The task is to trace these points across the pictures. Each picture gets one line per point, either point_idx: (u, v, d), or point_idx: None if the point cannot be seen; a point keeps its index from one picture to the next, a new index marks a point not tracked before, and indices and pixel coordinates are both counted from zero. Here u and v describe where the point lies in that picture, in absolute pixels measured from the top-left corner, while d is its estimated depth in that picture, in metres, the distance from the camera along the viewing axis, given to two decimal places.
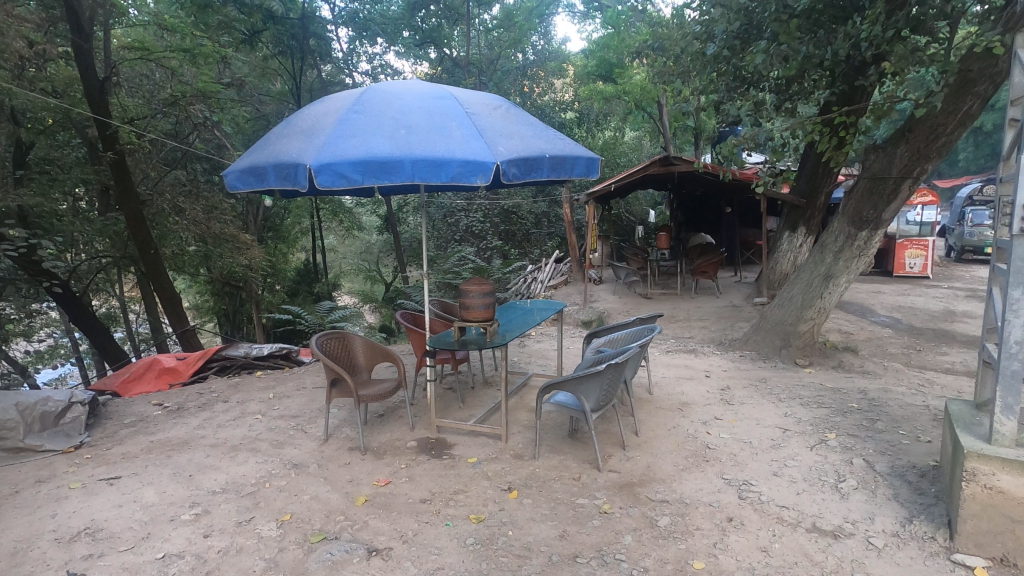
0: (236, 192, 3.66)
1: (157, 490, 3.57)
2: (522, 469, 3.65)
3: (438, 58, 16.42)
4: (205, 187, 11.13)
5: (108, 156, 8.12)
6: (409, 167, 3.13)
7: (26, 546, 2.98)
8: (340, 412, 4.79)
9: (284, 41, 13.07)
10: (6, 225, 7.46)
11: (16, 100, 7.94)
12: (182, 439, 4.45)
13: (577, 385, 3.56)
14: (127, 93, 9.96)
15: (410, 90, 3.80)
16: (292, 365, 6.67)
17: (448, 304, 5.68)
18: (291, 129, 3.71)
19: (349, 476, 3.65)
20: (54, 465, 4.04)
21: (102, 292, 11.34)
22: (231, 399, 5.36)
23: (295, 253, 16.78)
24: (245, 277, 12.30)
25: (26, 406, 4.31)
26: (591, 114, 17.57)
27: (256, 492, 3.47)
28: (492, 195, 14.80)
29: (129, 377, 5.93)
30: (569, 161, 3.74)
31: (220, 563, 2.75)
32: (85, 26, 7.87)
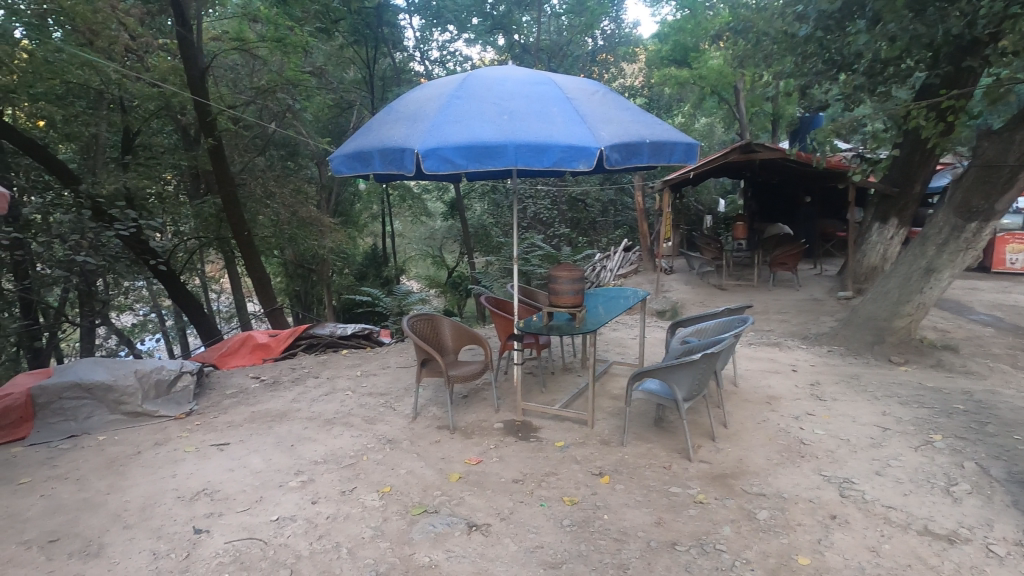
0: (340, 177, 3.83)
1: (263, 457, 3.79)
2: (611, 455, 3.65)
3: (506, 45, 16.23)
4: (286, 173, 11.63)
5: (208, 142, 8.60)
6: (512, 153, 3.20)
7: (154, 502, 3.23)
8: (426, 391, 4.93)
9: (360, 30, 13.28)
10: (116, 207, 8.05)
11: (123, 89, 8.56)
12: (281, 411, 4.70)
13: (668, 373, 3.53)
14: (217, 82, 10.48)
15: (509, 76, 3.87)
16: (374, 345, 6.92)
17: (530, 290, 5.74)
18: (394, 116, 3.85)
19: (441, 453, 3.76)
20: (169, 430, 4.35)
21: (192, 272, 12.02)
22: (321, 375, 5.63)
23: (365, 237, 17.27)
24: (321, 259, 12.78)
25: (144, 373, 4.68)
26: (661, 100, 17.19)
27: (355, 464, 3.63)
28: (560, 182, 14.75)
29: (226, 351, 6.30)
30: (668, 147, 3.70)
31: (330, 528, 2.90)
32: (188, 18, 8.25)
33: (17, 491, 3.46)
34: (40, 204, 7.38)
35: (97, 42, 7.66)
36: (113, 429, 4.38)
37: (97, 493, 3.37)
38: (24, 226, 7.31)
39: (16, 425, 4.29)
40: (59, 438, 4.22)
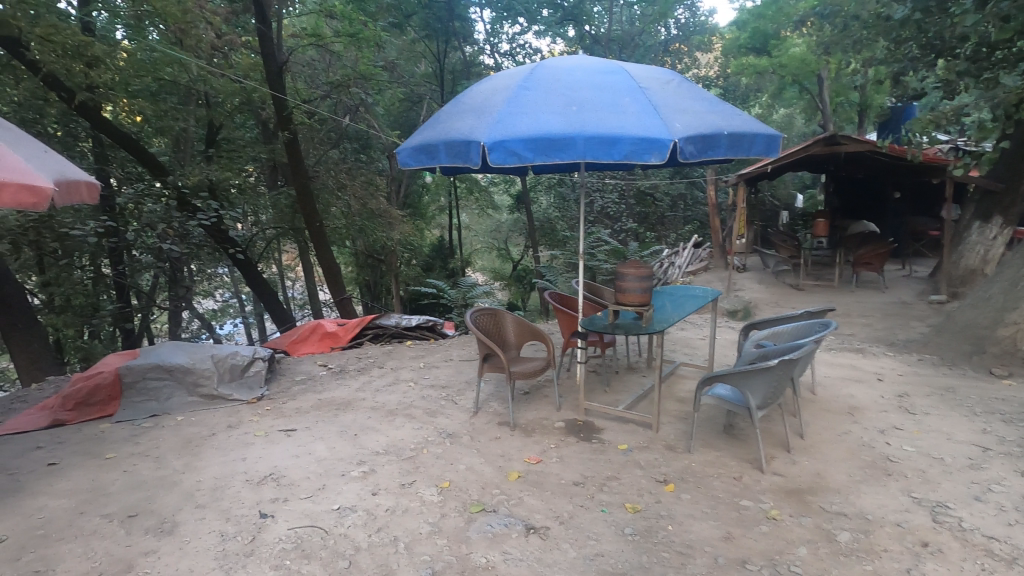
0: (406, 169, 3.85)
1: (327, 445, 3.86)
2: (677, 461, 3.50)
3: (577, 36, 15.93)
4: (358, 165, 11.91)
5: (284, 135, 8.90)
6: (580, 145, 3.12)
7: (224, 484, 3.35)
8: (488, 386, 4.91)
9: (431, 24, 13.37)
10: (200, 198, 8.45)
11: (209, 85, 8.97)
12: (346, 399, 4.80)
13: (741, 380, 3.34)
14: (294, 77, 10.82)
15: (579, 66, 3.77)
16: (438, 336, 6.97)
17: (596, 286, 5.61)
18: (461, 108, 3.83)
19: (501, 450, 3.71)
20: (241, 414, 4.52)
21: (269, 260, 12.54)
22: (386, 365, 5.71)
23: (432, 229, 17.50)
24: (389, 251, 13.04)
25: (220, 358, 4.89)
26: (737, 91, 16.46)
27: (415, 457, 3.63)
28: (629, 176, 14.41)
29: (296, 338, 6.44)
30: (748, 138, 3.49)
31: (389, 521, 2.91)
32: (268, 15, 8.51)
33: (103, 465, 3.67)
34: (133, 194, 7.84)
35: (186, 40, 8.04)
36: (190, 410, 4.60)
37: (173, 472, 3.53)
38: (118, 215, 7.80)
39: (105, 403, 4.59)
40: (142, 416, 4.48)
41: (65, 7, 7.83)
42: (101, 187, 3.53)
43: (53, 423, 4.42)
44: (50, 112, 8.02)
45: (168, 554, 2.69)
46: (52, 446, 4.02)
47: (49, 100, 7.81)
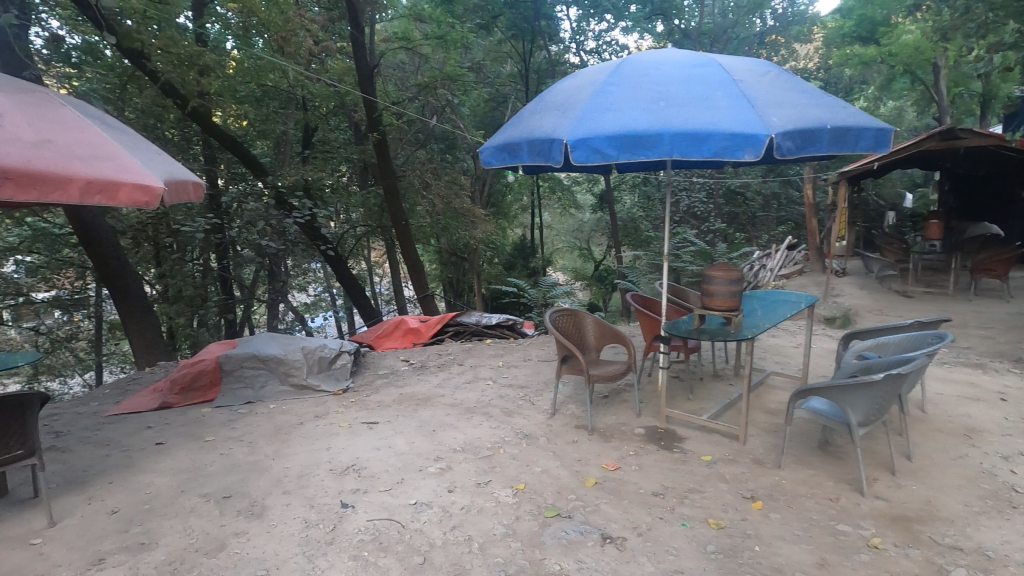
0: (489, 168, 3.86)
1: (407, 440, 3.94)
2: (766, 477, 3.29)
3: (666, 31, 15.49)
4: (443, 165, 12.14)
5: (373, 136, 9.20)
6: (667, 142, 3.00)
7: (310, 472, 3.48)
8: (566, 388, 4.84)
9: (517, 24, 13.44)
10: (296, 197, 8.90)
11: (306, 89, 9.42)
12: (426, 395, 4.88)
13: (841, 394, 3.08)
14: (385, 80, 11.18)
15: (668, 59, 3.63)
16: (517, 336, 6.97)
17: (680, 289, 5.41)
18: (544, 106, 3.79)
19: (578, 455, 3.64)
20: (327, 404, 4.70)
21: (358, 257, 13.05)
22: (465, 363, 5.77)
23: (514, 228, 17.60)
24: (471, 249, 13.21)
25: (309, 350, 5.14)
26: (839, 83, 15.43)
27: (491, 456, 3.63)
28: (718, 174, 13.86)
29: (382, 333, 6.70)
30: (854, 133, 3.23)
31: (463, 520, 2.91)
32: (361, 20, 8.82)
33: (203, 447, 3.92)
34: (236, 194, 8.37)
35: (286, 48, 8.48)
36: (282, 398, 4.84)
37: (264, 458, 3.71)
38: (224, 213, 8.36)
39: (206, 389, 4.92)
40: (238, 402, 4.76)
41: (183, 20, 8.47)
42: (206, 185, 3.75)
43: (162, 405, 4.78)
44: (167, 117, 8.70)
45: (257, 536, 2.82)
46: (160, 426, 4.35)
47: (167, 107, 8.46)
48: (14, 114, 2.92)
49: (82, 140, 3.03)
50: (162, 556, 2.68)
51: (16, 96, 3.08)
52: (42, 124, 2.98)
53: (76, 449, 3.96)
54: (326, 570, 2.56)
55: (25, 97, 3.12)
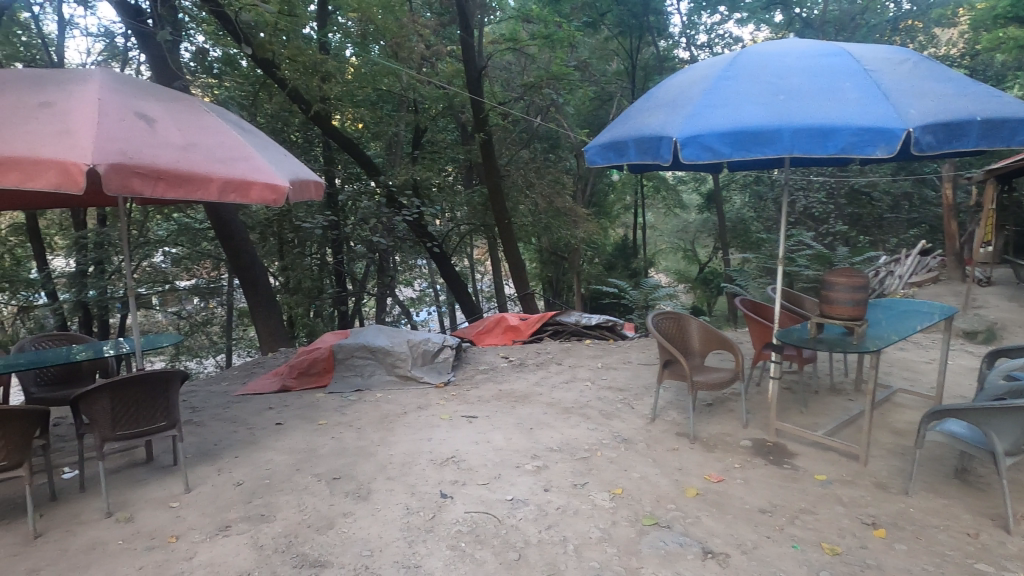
0: (594, 167, 3.83)
1: (504, 435, 3.99)
2: (891, 503, 3.01)
3: (785, 21, 14.60)
4: (546, 164, 12.18)
5: (479, 137, 9.38)
6: (787, 138, 2.84)
7: (412, 460, 3.62)
8: (667, 394, 4.70)
9: (625, 20, 13.20)
10: (405, 195, 9.26)
11: (418, 92, 9.80)
12: (524, 393, 4.92)
13: (986, 418, 2.74)
14: (491, 81, 11.40)
15: (791, 49, 3.41)
16: (618, 338, 6.86)
17: (795, 295, 5.09)
18: (652, 103, 3.70)
19: (678, 463, 3.51)
20: (429, 396, 4.86)
21: (462, 254, 13.40)
22: (564, 362, 5.76)
23: (616, 228, 17.35)
24: (572, 249, 13.17)
25: (415, 343, 5.34)
26: (989, 70, 13.81)
27: (588, 458, 3.59)
28: (840, 172, 12.87)
29: (483, 329, 6.84)
30: (1010, 125, 2.88)
31: (559, 520, 2.90)
32: (471, 22, 9.01)
33: (317, 430, 4.19)
34: (351, 192, 8.86)
35: (400, 52, 8.85)
36: (388, 388, 5.08)
37: (371, 443, 3.91)
38: (340, 210, 8.87)
39: (321, 375, 5.26)
40: (349, 389, 5.05)
41: (308, 30, 9.08)
42: (326, 185, 4.00)
43: (282, 388, 5.17)
44: (293, 121, 9.37)
45: (362, 518, 2.97)
46: (279, 408, 4.70)
47: (292, 111, 9.10)
48: (167, 120, 3.26)
49: (223, 143, 3.33)
50: (279, 528, 2.89)
51: (169, 105, 3.44)
52: (190, 129, 3.30)
53: (209, 424, 4.38)
54: (425, 557, 2.64)
55: (176, 105, 3.47)
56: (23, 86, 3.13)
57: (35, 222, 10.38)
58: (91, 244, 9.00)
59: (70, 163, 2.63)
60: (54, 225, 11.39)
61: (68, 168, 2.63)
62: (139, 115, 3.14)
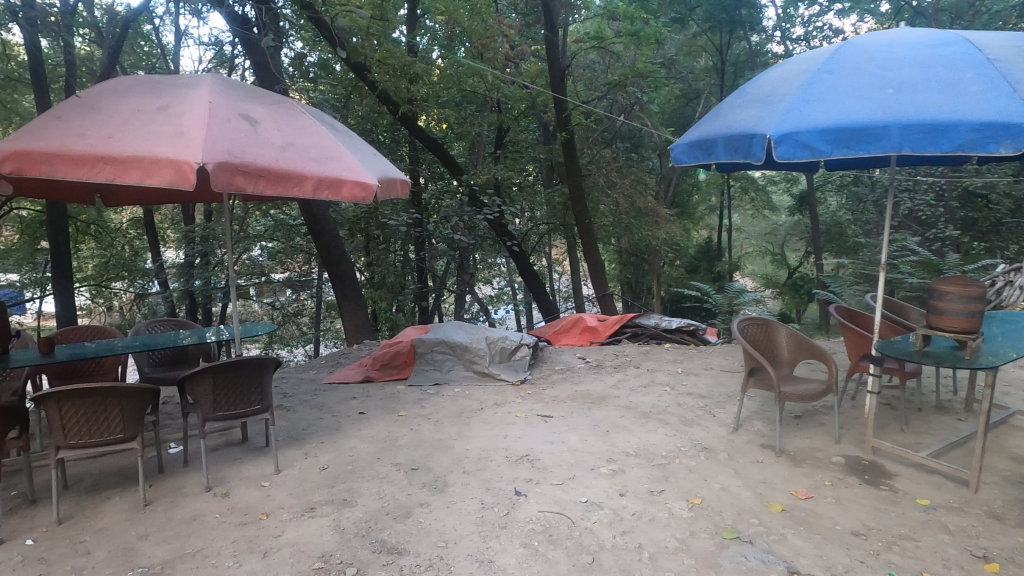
0: (680, 166, 3.72)
1: (580, 437, 3.96)
2: (1005, 536, 2.74)
3: (893, 10, 13.56)
4: (628, 163, 11.97)
5: (562, 136, 9.34)
6: (895, 135, 2.66)
7: (487, 456, 3.65)
8: (752, 403, 4.50)
9: (715, 15, 12.72)
10: (487, 194, 9.37)
11: (501, 92, 9.90)
12: (601, 395, 4.86)
13: None
14: (575, 80, 11.34)
15: (901, 39, 3.18)
16: (699, 343, 6.63)
17: (899, 304, 4.74)
18: (744, 99, 3.56)
19: (763, 476, 3.36)
20: (505, 394, 4.90)
21: (541, 253, 13.40)
22: (642, 366, 5.64)
23: (700, 230, 16.81)
24: (653, 250, 12.87)
25: (492, 340, 5.39)
26: None
27: (666, 465, 3.50)
28: (953, 173, 11.81)
29: (560, 329, 6.82)
30: None
31: (634, 526, 2.85)
32: (556, 21, 8.95)
33: (397, 421, 4.32)
34: (435, 190, 9.06)
35: (486, 53, 8.95)
36: (466, 383, 5.16)
37: (447, 437, 3.98)
38: (424, 208, 9.10)
39: (402, 367, 5.43)
40: (427, 383, 5.18)
41: (398, 34, 9.36)
42: (412, 182, 4.11)
43: (364, 378, 5.37)
44: (381, 122, 9.68)
45: (438, 509, 3.03)
46: (363, 398, 4.89)
47: (381, 112, 9.41)
48: (268, 121, 3.46)
49: (318, 143, 3.50)
50: (360, 514, 3.00)
51: (270, 106, 3.65)
52: (290, 130, 3.49)
53: (298, 409, 4.62)
54: (499, 553, 2.66)
55: (276, 107, 3.68)
56: (145, 91, 3.42)
57: (151, 217, 11.32)
58: (198, 237, 9.70)
59: (183, 162, 2.84)
60: (168, 219, 12.39)
61: (181, 167, 2.84)
62: (244, 116, 3.35)
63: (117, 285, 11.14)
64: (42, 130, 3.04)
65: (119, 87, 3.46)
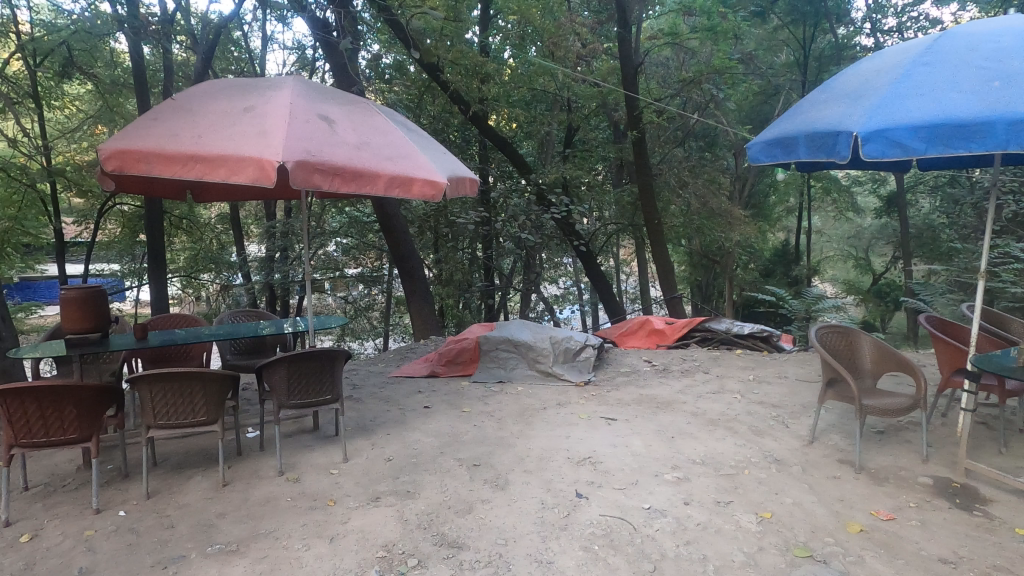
0: (757, 165, 3.57)
1: (644, 441, 3.87)
2: None
3: None
4: (701, 162, 11.62)
5: (633, 134, 9.16)
6: (1001, 132, 2.46)
7: (549, 456, 3.64)
8: (829, 415, 4.27)
9: (799, 8, 12.13)
10: (555, 193, 9.34)
11: (572, 91, 9.85)
12: (667, 399, 4.75)
13: None
14: (648, 78, 11.15)
15: (1010, 28, 2.94)
16: (773, 350, 6.36)
17: (999, 316, 4.37)
18: (829, 95, 3.38)
19: (840, 493, 3.17)
20: (569, 394, 4.87)
21: (608, 254, 13.23)
22: (712, 371, 5.47)
23: (776, 231, 16.12)
24: (725, 252, 12.45)
25: (556, 340, 5.37)
26: None
27: (735, 476, 3.37)
28: None
29: (626, 331, 6.71)
30: None
31: (699, 537, 2.76)
32: (629, 18, 8.78)
33: (461, 416, 4.38)
34: (504, 189, 9.10)
35: (557, 52, 8.93)
36: (529, 382, 5.17)
37: (510, 435, 4.00)
38: (492, 207, 9.17)
39: (467, 364, 5.51)
40: (492, 380, 5.22)
41: (471, 35, 9.46)
42: (480, 181, 4.15)
43: (431, 373, 5.49)
44: (453, 122, 9.82)
45: (499, 506, 3.04)
46: (428, 392, 4.99)
47: (452, 112, 9.56)
48: (345, 122, 3.58)
49: (391, 142, 3.59)
50: (422, 506, 3.06)
51: (347, 107, 3.77)
52: (364, 129, 3.60)
53: (366, 401, 4.76)
54: (558, 554, 2.64)
55: (352, 107, 3.80)
56: (232, 93, 3.61)
57: (236, 212, 11.98)
58: (278, 232, 10.19)
59: (266, 160, 2.97)
60: (251, 215, 13.09)
61: (264, 165, 2.97)
62: (322, 117, 3.47)
63: (205, 276, 11.85)
64: (142, 131, 3.26)
65: (210, 90, 3.66)
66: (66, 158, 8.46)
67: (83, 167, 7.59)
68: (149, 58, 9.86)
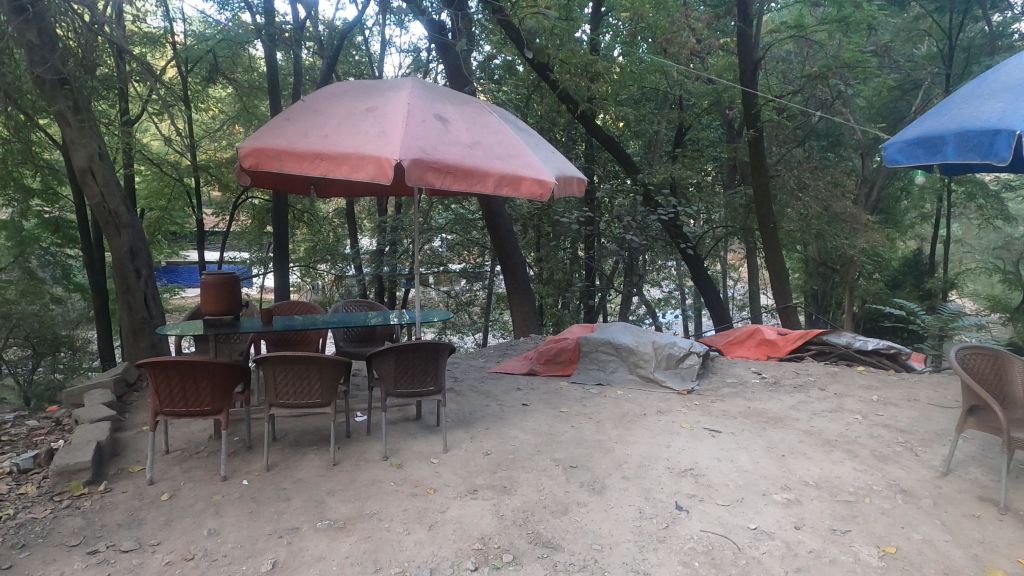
0: (893, 167, 3.29)
1: (751, 457, 3.67)
2: None
3: None
4: (824, 163, 10.83)
5: (749, 133, 8.67)
6: None
7: (649, 464, 3.54)
8: (968, 447, 3.82)
9: None
10: (662, 194, 9.10)
11: (685, 87, 9.53)
12: (778, 415, 4.47)
13: None
14: (768, 74, 10.55)
15: None
16: (899, 369, 5.80)
17: None
18: (986, 88, 3.07)
19: (979, 534, 2.84)
20: (670, 402, 4.71)
21: (716, 258, 12.68)
22: (828, 388, 5.08)
23: (908, 239, 14.71)
24: (847, 260, 11.52)
25: (659, 345, 5.22)
26: None
27: (854, 503, 3.11)
28: None
29: (733, 340, 6.40)
30: None
31: (810, 565, 2.57)
32: (750, 12, 8.35)
33: (558, 416, 4.36)
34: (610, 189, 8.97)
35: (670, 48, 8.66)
36: (630, 386, 5.07)
37: (608, 439, 3.93)
38: (596, 207, 9.09)
39: (566, 364, 5.48)
40: (591, 382, 5.18)
41: (582, 33, 9.41)
42: (588, 181, 4.09)
43: (530, 371, 5.52)
44: (560, 121, 9.80)
45: (595, 511, 3.00)
46: (527, 390, 5.01)
47: (560, 111, 9.55)
48: (459, 121, 3.66)
49: (501, 141, 3.63)
50: (519, 503, 3.08)
51: (460, 107, 3.86)
52: (476, 128, 3.67)
53: (466, 395, 4.86)
54: (655, 566, 2.57)
55: (466, 107, 3.88)
56: (356, 95, 3.81)
57: (351, 207, 12.67)
58: (388, 227, 10.66)
59: (384, 159, 3.11)
60: (365, 211, 13.80)
61: (382, 163, 3.11)
62: (437, 117, 3.58)
63: (322, 267, 12.63)
64: (275, 131, 3.51)
65: (338, 91, 3.89)
66: (209, 155, 9.37)
67: (223, 162, 8.38)
68: (281, 64, 10.68)
